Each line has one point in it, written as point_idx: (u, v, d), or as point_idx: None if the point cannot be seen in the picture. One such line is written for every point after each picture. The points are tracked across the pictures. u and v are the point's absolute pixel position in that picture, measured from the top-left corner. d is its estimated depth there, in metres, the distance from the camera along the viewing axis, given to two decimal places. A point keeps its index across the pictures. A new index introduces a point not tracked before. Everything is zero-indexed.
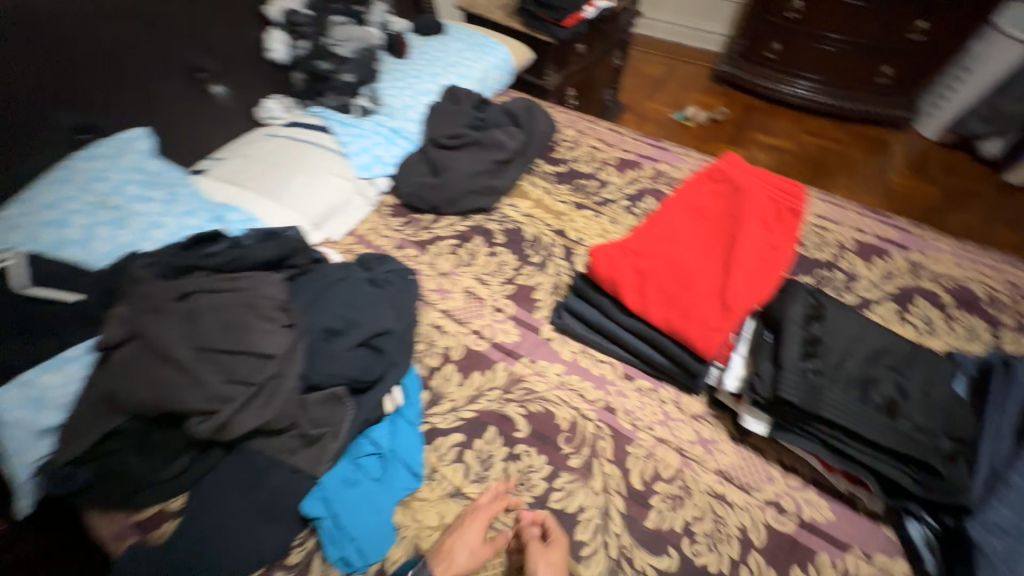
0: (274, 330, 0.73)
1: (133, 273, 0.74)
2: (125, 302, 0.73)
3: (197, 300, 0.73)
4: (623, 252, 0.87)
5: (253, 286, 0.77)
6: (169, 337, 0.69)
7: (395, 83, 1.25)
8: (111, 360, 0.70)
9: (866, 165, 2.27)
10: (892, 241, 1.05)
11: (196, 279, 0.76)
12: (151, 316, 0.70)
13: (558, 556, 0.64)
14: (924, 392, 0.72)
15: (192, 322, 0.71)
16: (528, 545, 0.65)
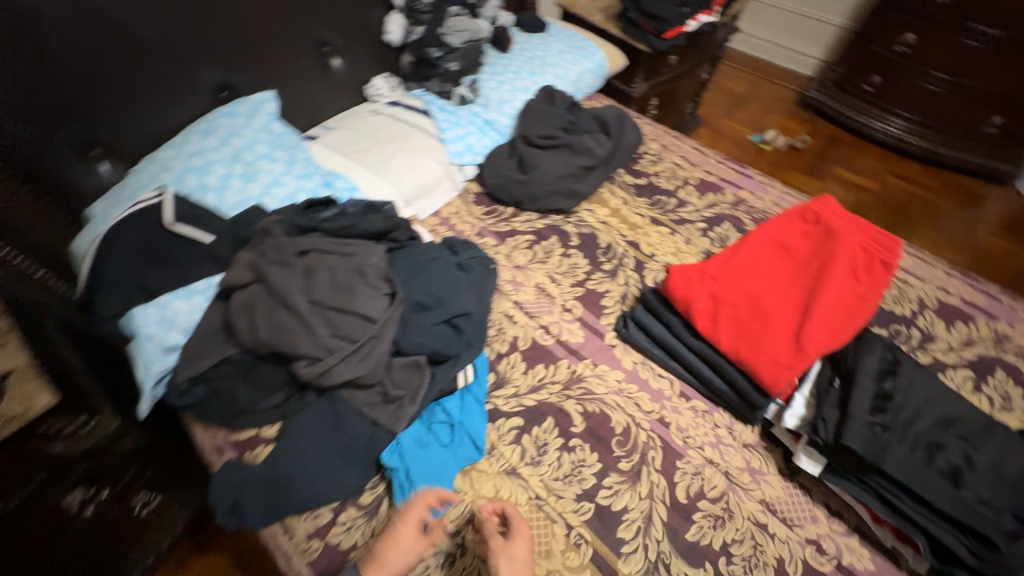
0: (375, 296, 0.80)
1: (265, 227, 0.84)
2: (251, 250, 0.83)
3: (313, 259, 0.82)
4: (702, 276, 0.90)
5: (360, 253, 0.85)
6: (289, 288, 0.78)
7: (495, 76, 1.30)
8: (236, 299, 0.80)
9: (953, 218, 2.14)
10: (979, 307, 1.01)
11: (313, 239, 0.85)
12: (275, 266, 0.80)
13: (520, 547, 0.68)
14: (992, 467, 0.72)
15: (310, 278, 0.80)
16: (490, 540, 0.69)
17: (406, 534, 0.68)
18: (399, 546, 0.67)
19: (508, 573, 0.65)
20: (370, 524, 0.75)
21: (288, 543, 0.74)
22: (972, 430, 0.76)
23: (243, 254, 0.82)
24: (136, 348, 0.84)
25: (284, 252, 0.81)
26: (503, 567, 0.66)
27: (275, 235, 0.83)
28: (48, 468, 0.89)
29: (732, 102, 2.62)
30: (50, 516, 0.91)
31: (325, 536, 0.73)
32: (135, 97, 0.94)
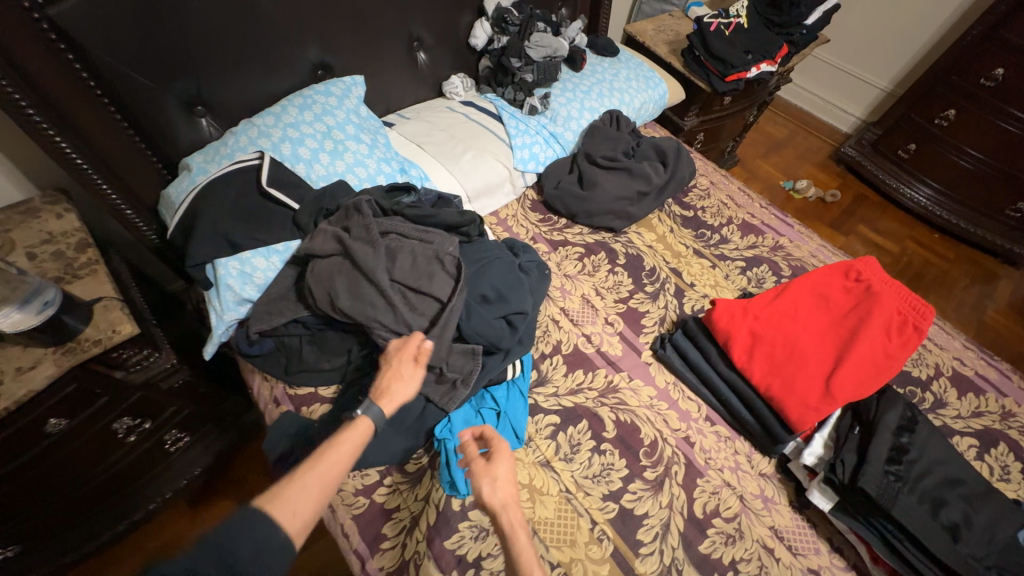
0: (449, 282, 0.87)
1: (357, 203, 0.90)
2: (338, 220, 0.90)
3: (396, 243, 0.89)
4: (744, 312, 0.96)
5: (437, 240, 0.91)
6: (373, 263, 0.84)
7: (566, 93, 1.37)
8: (320, 264, 0.87)
9: (966, 292, 2.21)
10: (990, 381, 1.07)
11: (395, 221, 0.93)
12: (362, 241, 0.87)
13: (503, 468, 0.70)
14: (990, 529, 0.78)
15: (393, 257, 0.88)
16: (472, 465, 0.69)
17: (405, 370, 0.77)
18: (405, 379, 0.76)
19: (490, 493, 0.66)
20: (413, 490, 0.81)
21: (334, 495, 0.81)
22: (973, 493, 0.82)
23: (329, 225, 0.89)
24: (214, 295, 0.90)
25: (369, 228, 0.88)
26: (485, 487, 0.67)
27: (363, 211, 0.89)
28: (111, 393, 0.94)
29: (770, 146, 2.70)
30: (99, 438, 0.98)
31: (371, 494, 0.81)
32: (244, 64, 1.00)
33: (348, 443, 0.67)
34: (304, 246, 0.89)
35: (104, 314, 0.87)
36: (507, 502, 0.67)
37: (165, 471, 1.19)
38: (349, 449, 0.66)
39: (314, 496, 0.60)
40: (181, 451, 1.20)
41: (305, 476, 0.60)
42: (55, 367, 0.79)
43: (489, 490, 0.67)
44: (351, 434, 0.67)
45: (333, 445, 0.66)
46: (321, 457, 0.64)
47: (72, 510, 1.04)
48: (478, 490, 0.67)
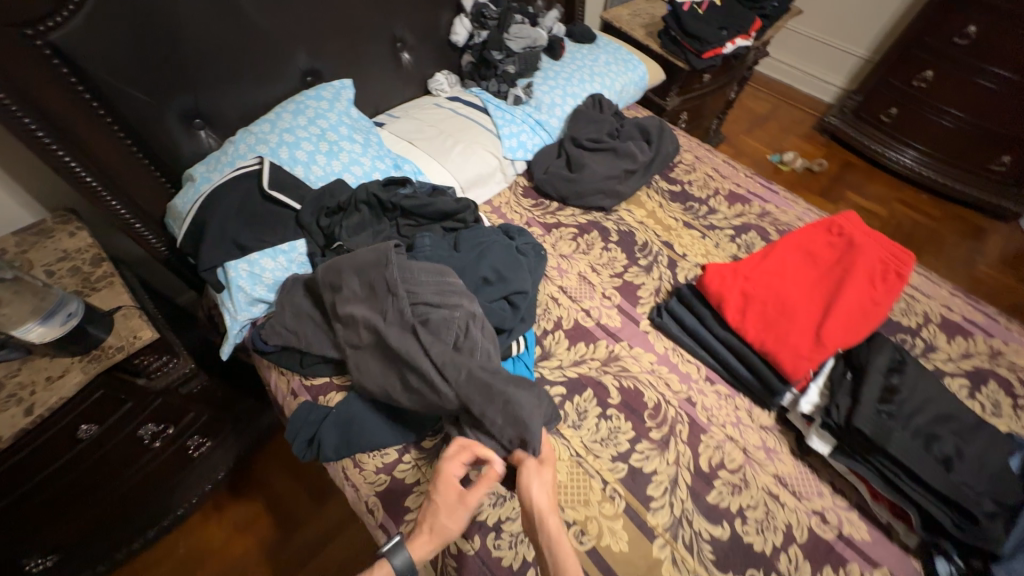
0: (493, 365, 0.82)
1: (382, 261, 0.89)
2: (363, 301, 0.88)
3: (425, 314, 0.86)
4: (734, 274, 1.00)
5: (465, 300, 0.87)
6: (411, 350, 0.81)
7: (548, 81, 1.41)
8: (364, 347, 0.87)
9: (956, 248, 2.25)
10: (977, 324, 1.11)
11: (417, 273, 0.89)
12: (397, 323, 0.85)
13: (549, 473, 0.75)
14: (980, 459, 0.82)
15: (430, 333, 0.83)
16: (524, 467, 0.75)
17: (461, 507, 0.70)
18: (452, 518, 0.69)
19: (539, 491, 0.71)
20: (431, 465, 0.85)
21: (356, 474, 0.85)
22: (964, 426, 0.86)
23: (361, 311, 0.87)
24: (227, 298, 0.94)
25: (396, 307, 0.86)
26: (533, 487, 0.72)
27: (395, 292, 0.87)
28: (136, 398, 0.99)
29: (754, 122, 2.74)
30: (126, 444, 1.02)
31: (391, 471, 0.85)
32: (238, 75, 1.04)
33: None
34: (343, 333, 0.89)
35: (123, 322, 0.91)
36: (552, 507, 0.70)
37: (189, 477, 1.23)
38: None
39: None
40: (204, 455, 1.24)
41: None
42: (82, 374, 0.83)
43: (537, 491, 0.71)
44: None
45: None
46: None
47: (106, 517, 1.08)
48: (529, 490, 0.72)
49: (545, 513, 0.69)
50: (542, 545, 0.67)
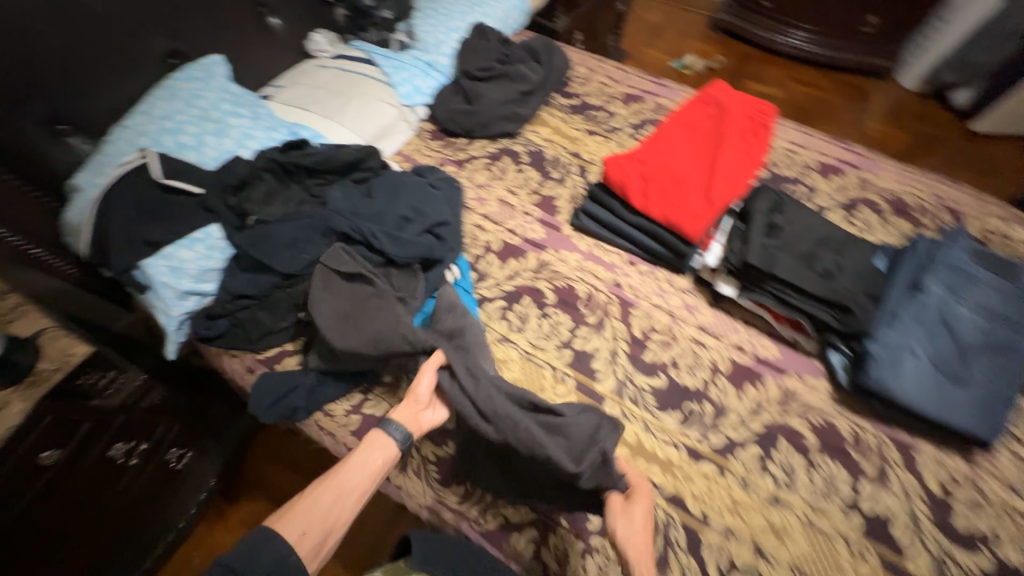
0: (584, 417, 0.80)
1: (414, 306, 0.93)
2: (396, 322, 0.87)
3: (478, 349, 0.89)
4: (631, 162, 1.07)
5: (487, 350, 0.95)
6: (489, 390, 0.80)
7: (429, 21, 1.41)
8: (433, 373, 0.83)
9: (846, 112, 2.45)
10: (848, 162, 1.26)
11: (470, 316, 0.93)
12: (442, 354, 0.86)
13: (639, 508, 0.75)
14: (853, 265, 0.96)
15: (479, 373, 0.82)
16: (610, 503, 0.75)
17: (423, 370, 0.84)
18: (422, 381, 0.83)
19: (625, 535, 0.72)
20: (395, 395, 0.92)
21: (329, 422, 0.91)
22: (836, 242, 0.99)
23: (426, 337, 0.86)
24: (154, 297, 0.94)
25: (446, 325, 0.90)
26: (621, 525, 0.73)
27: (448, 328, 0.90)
28: (92, 419, 0.97)
29: (652, 33, 2.79)
30: (98, 467, 1.00)
31: (359, 411, 0.91)
32: (92, 71, 0.98)
33: (360, 464, 0.75)
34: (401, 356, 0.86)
35: (51, 344, 0.91)
36: (639, 550, 0.71)
37: (182, 488, 1.23)
38: (359, 472, 0.74)
39: (327, 515, 0.70)
40: (189, 466, 1.24)
41: (313, 492, 0.71)
42: (24, 402, 0.84)
43: (625, 531, 0.72)
44: (372, 452, 0.76)
45: (353, 467, 0.75)
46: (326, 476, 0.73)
47: (105, 547, 1.05)
48: (614, 530, 0.72)
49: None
50: None
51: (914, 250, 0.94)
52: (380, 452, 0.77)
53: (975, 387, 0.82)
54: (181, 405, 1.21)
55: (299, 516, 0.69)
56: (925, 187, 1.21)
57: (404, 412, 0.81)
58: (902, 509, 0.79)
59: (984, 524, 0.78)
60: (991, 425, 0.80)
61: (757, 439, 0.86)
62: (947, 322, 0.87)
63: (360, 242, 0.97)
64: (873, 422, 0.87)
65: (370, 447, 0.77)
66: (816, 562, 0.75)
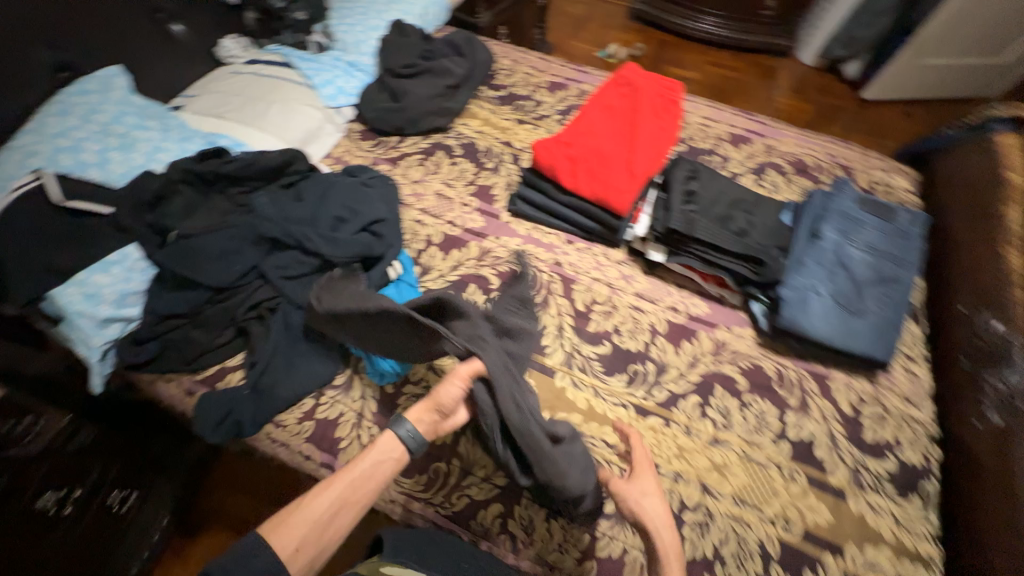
0: (579, 448, 0.81)
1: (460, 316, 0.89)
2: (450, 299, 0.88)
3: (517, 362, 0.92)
4: (558, 145, 1.12)
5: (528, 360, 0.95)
6: (524, 415, 0.77)
7: (346, 20, 1.41)
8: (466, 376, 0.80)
9: (758, 90, 2.65)
10: (755, 131, 1.37)
11: (535, 322, 1.01)
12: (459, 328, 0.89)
13: (649, 483, 0.77)
14: (763, 223, 1.05)
15: (520, 398, 0.79)
16: (614, 484, 0.78)
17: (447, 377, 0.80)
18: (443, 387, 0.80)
19: (642, 505, 0.75)
20: (348, 396, 0.91)
21: (282, 433, 0.89)
22: (747, 203, 1.09)
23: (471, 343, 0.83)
24: (70, 329, 0.87)
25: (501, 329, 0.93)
26: (637, 501, 0.75)
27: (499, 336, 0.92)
28: (11, 470, 0.87)
29: (576, 25, 2.89)
30: (27, 520, 0.90)
31: (313, 416, 0.89)
32: None
33: (368, 466, 0.73)
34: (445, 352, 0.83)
35: None
36: (661, 523, 0.73)
37: (131, 531, 1.13)
38: (369, 475, 0.73)
39: (330, 519, 0.68)
40: (136, 506, 1.14)
41: (317, 497, 0.69)
42: None
43: (643, 506, 0.75)
44: (384, 450, 0.75)
45: (363, 468, 0.73)
46: (329, 480, 0.71)
47: None
48: (633, 506, 0.75)
49: (668, 548, 0.71)
50: (656, 554, 0.71)
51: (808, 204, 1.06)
52: (391, 459, 0.75)
53: (869, 316, 0.93)
54: (122, 438, 1.11)
55: (296, 527, 0.66)
56: (821, 148, 1.34)
57: (420, 411, 0.79)
58: (822, 432, 0.89)
59: (888, 433, 0.89)
60: (884, 348, 0.91)
61: (696, 389, 0.94)
62: (842, 263, 0.97)
63: (293, 246, 0.95)
64: (793, 360, 0.97)
65: (381, 455, 0.75)
66: (755, 490, 0.83)
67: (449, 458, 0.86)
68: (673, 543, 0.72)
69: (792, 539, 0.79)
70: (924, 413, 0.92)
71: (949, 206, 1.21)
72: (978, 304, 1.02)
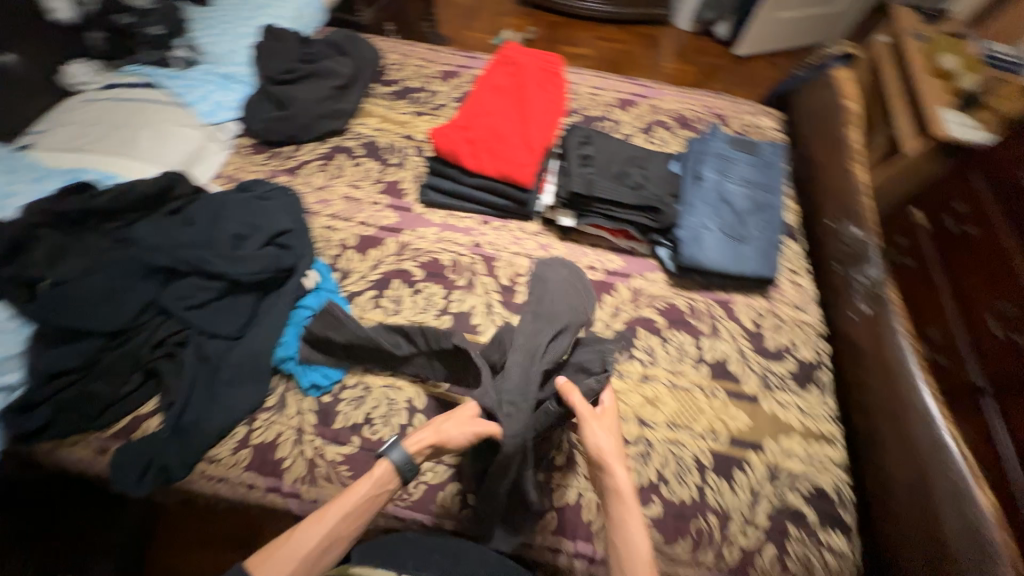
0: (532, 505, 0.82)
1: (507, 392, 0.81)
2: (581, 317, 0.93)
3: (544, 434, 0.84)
4: (455, 129, 1.13)
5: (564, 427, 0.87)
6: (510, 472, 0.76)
7: (210, 31, 1.33)
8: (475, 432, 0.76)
9: (647, 59, 2.83)
10: (639, 94, 1.47)
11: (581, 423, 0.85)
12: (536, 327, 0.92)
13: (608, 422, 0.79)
14: (655, 174, 1.14)
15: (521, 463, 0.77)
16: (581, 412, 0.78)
17: (467, 420, 0.76)
18: (455, 424, 0.76)
19: (599, 438, 0.75)
20: (284, 415, 0.88)
21: (216, 468, 0.84)
22: (639, 158, 1.17)
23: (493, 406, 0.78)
24: None
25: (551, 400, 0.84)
26: (594, 436, 0.76)
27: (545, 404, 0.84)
28: None
29: (467, 15, 2.90)
30: None
31: (248, 444, 0.85)
32: None
33: (359, 492, 0.70)
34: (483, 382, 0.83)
35: None
36: (613, 455, 0.74)
37: None
38: (362, 496, 0.69)
39: (319, 549, 0.64)
40: None
41: (307, 527, 0.65)
42: None
43: (600, 438, 0.75)
44: (375, 479, 0.71)
45: (356, 496, 0.69)
46: (320, 512, 0.67)
47: None
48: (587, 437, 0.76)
49: (622, 492, 0.71)
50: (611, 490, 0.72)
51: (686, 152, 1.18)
52: (387, 488, 0.72)
53: (753, 241, 1.05)
54: None
55: (279, 561, 0.62)
56: (699, 102, 1.47)
57: (423, 444, 0.75)
58: (733, 349, 0.99)
59: (785, 338, 1.02)
60: (769, 265, 1.04)
61: (621, 335, 1.01)
62: (724, 198, 1.09)
63: (191, 272, 0.90)
64: (701, 292, 1.07)
65: (377, 485, 0.71)
66: (684, 412, 0.91)
67: None
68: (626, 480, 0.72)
69: (721, 447, 0.88)
70: (811, 316, 1.06)
71: (808, 138, 1.39)
72: (840, 216, 1.19)
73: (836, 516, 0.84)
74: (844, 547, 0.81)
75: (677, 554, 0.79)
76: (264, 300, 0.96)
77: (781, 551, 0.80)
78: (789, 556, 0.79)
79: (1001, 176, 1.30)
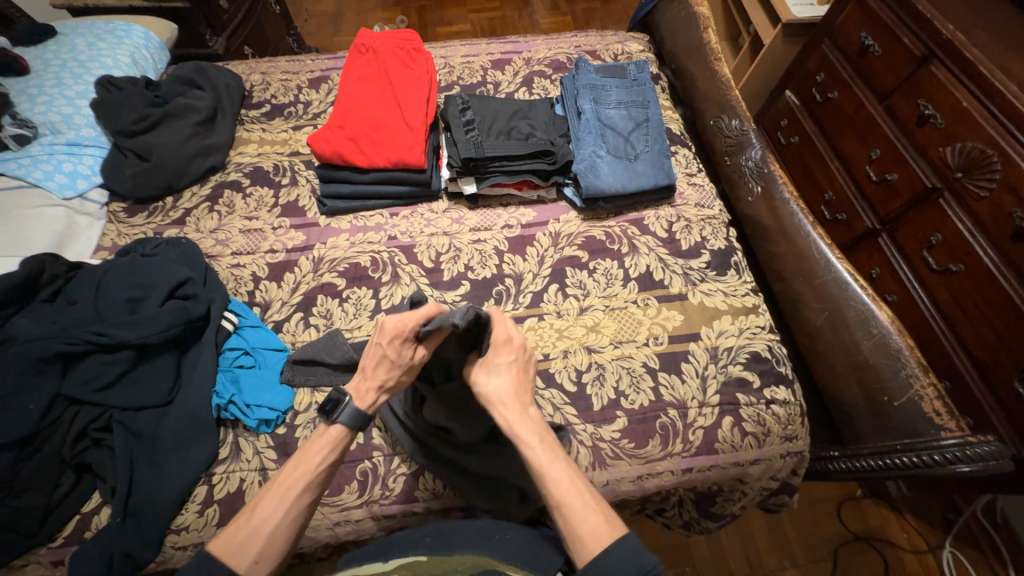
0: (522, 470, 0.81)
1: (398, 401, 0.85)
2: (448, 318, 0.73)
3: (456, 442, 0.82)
4: (331, 131, 1.10)
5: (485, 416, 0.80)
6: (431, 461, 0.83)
7: (35, 99, 1.20)
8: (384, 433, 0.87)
9: (522, 19, 2.83)
10: (510, 51, 1.48)
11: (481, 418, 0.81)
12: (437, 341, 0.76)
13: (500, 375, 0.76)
14: (541, 121, 1.17)
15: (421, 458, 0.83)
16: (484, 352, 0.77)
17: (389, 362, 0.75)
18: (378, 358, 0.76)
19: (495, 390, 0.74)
20: (242, 460, 0.85)
21: (186, 536, 0.80)
22: (522, 110, 1.19)
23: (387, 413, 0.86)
24: None
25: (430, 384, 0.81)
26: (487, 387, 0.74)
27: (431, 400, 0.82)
28: None
29: (332, 21, 2.78)
30: None
31: (212, 500, 0.82)
32: None
33: (311, 457, 0.71)
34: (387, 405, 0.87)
35: None
36: (501, 400, 0.74)
37: None
38: (318, 456, 0.71)
39: (280, 522, 0.66)
40: None
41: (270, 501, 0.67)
42: None
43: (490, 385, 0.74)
44: (326, 441, 0.73)
45: (313, 458, 0.71)
46: (280, 484, 0.69)
47: None
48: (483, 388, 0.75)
49: (518, 432, 0.71)
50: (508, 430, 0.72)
51: (564, 93, 1.23)
52: (339, 445, 0.73)
53: (643, 156, 1.11)
54: None
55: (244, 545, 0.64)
56: (567, 43, 1.50)
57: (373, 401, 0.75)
58: (653, 260, 1.05)
59: (696, 235, 1.09)
60: (664, 174, 1.10)
61: (551, 279, 1.04)
62: (606, 124, 1.13)
63: (94, 350, 0.85)
64: (613, 218, 1.12)
65: (331, 446, 0.73)
66: (625, 329, 0.96)
67: (371, 453, 0.86)
68: (517, 416, 0.73)
69: (664, 348, 0.94)
70: (714, 209, 1.14)
71: (674, 50, 1.46)
72: (718, 113, 1.27)
73: (775, 373, 0.92)
74: (788, 397, 0.90)
75: (650, 453, 0.85)
76: (186, 356, 0.92)
77: (736, 420, 0.87)
78: (744, 421, 0.87)
79: (845, 42, 1.43)
